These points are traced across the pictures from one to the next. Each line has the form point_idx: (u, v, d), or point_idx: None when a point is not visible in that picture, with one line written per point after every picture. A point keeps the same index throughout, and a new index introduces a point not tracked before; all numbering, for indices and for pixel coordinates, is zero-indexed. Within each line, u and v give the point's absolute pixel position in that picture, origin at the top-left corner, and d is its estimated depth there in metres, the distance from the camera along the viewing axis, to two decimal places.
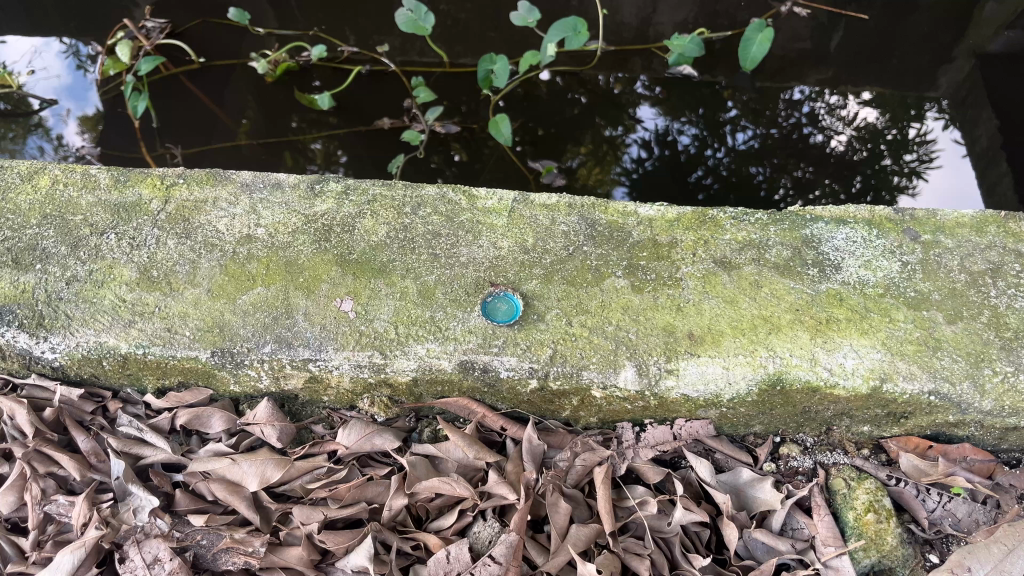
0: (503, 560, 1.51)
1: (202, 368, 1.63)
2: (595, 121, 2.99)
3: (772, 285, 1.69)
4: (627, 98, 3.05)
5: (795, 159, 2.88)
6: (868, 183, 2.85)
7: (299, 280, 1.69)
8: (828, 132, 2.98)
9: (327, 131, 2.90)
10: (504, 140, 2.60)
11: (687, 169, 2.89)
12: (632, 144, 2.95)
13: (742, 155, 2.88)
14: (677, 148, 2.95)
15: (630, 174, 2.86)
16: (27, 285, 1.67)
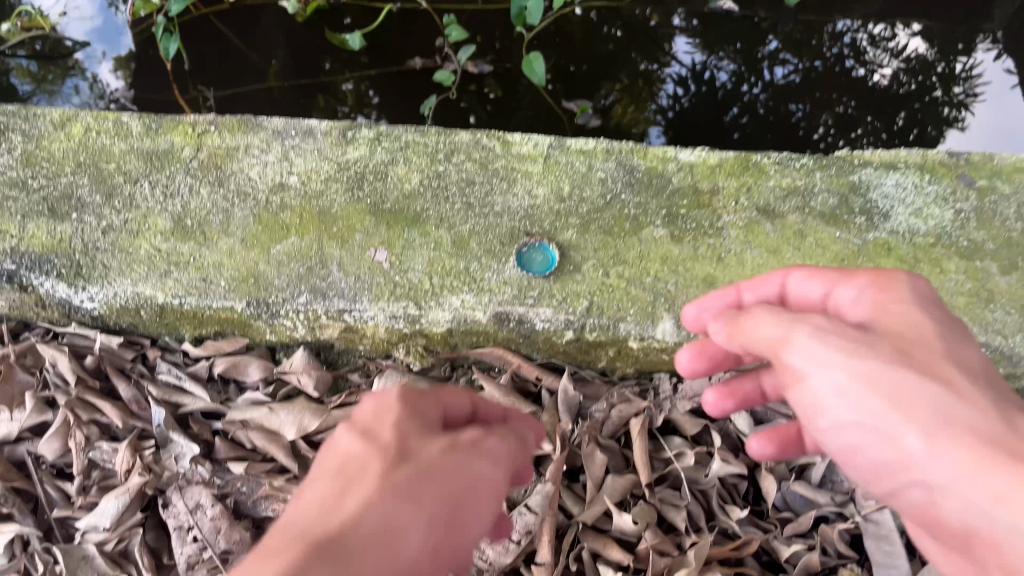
0: (539, 509, 1.54)
1: (238, 319, 1.64)
2: (631, 57, 2.88)
3: (818, 234, 1.64)
4: (663, 32, 2.93)
5: (843, 93, 2.79)
6: (914, 119, 2.79)
7: (332, 229, 1.67)
8: (876, 65, 2.88)
9: (360, 70, 2.85)
10: (537, 80, 2.53)
11: (728, 103, 2.81)
12: (669, 79, 2.87)
13: (783, 90, 2.79)
14: (713, 85, 2.85)
15: (666, 112, 2.79)
16: (64, 234, 1.68)
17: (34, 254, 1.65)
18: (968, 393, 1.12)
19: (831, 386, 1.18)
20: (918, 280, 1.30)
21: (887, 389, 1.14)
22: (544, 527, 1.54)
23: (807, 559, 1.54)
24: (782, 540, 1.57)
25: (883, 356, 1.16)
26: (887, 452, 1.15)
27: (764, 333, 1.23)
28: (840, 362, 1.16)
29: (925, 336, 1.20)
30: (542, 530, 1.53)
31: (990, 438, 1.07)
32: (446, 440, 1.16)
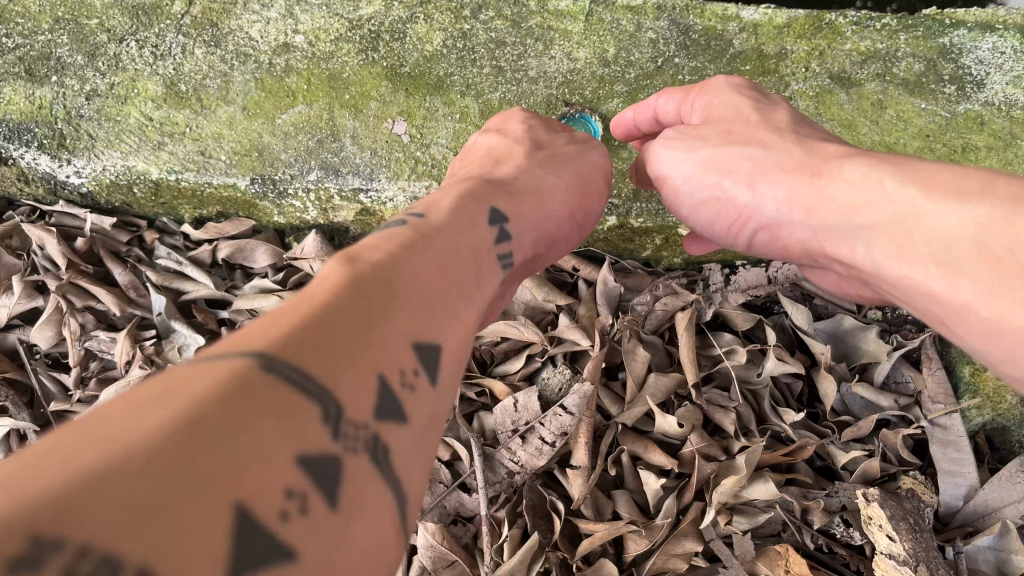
0: (575, 411, 1.40)
1: (241, 198, 1.49)
2: None
3: (899, 106, 1.43)
4: None
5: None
6: None
7: (345, 97, 1.46)
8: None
9: None
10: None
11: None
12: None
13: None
14: None
15: None
16: (43, 100, 1.49)
17: (12, 122, 1.48)
18: (831, 174, 1.00)
19: (773, 208, 1.08)
20: (734, 81, 1.26)
21: (782, 172, 1.06)
22: (581, 429, 1.41)
23: (867, 466, 1.41)
24: (839, 445, 1.45)
25: (748, 149, 1.11)
26: (844, 249, 1.00)
27: (702, 196, 1.17)
28: (757, 189, 1.09)
29: (746, 133, 1.14)
30: (578, 432, 1.41)
31: (820, 176, 1.02)
32: (540, 156, 1.14)
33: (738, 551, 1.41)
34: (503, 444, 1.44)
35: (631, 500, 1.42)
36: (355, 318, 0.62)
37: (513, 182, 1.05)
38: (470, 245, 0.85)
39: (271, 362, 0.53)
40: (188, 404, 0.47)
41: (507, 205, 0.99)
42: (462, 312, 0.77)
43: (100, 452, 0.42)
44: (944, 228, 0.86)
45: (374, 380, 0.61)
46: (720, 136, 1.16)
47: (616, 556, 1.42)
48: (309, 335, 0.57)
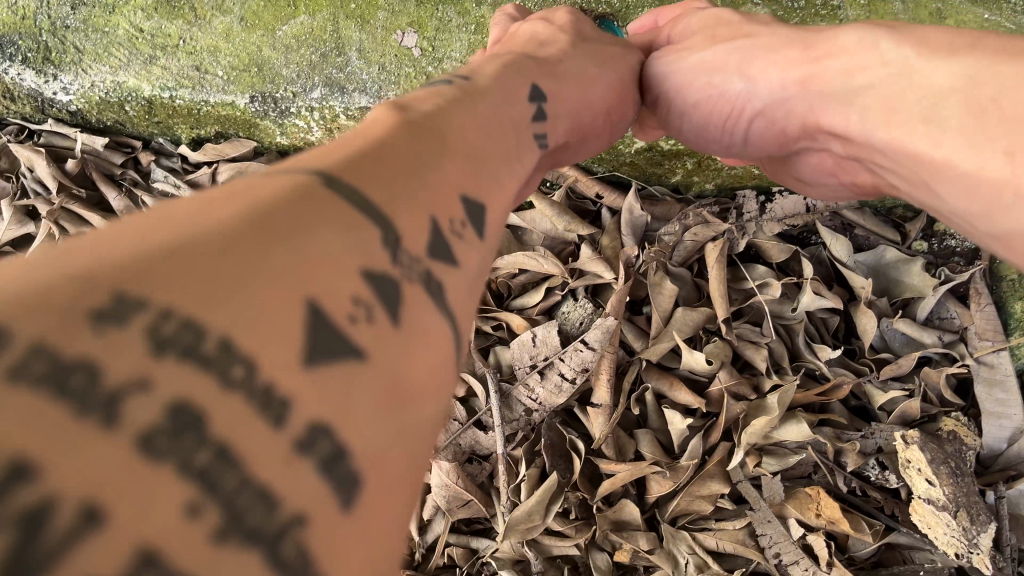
0: (597, 346, 1.31)
1: (241, 118, 1.38)
2: None
3: (960, 16, 1.29)
4: None
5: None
6: None
7: (349, 6, 1.31)
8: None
9: None
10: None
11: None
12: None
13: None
14: None
15: None
16: (26, 7, 1.36)
17: None
18: (824, 49, 0.92)
19: (763, 94, 0.99)
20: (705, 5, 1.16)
21: (777, 59, 0.97)
22: (603, 365, 1.33)
23: (906, 407, 1.33)
24: (877, 384, 1.36)
25: (731, 43, 1.02)
26: (837, 121, 0.91)
27: (696, 99, 1.07)
28: (748, 73, 0.99)
29: (728, 33, 1.04)
30: (600, 368, 1.33)
31: (813, 50, 0.93)
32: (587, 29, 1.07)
33: (767, 493, 1.34)
34: (520, 380, 1.36)
35: (654, 439, 1.35)
36: (400, 159, 0.52)
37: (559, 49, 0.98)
38: (516, 104, 0.77)
39: (325, 178, 0.46)
40: (240, 204, 0.41)
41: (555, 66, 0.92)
42: (510, 166, 0.68)
43: (137, 238, 0.36)
44: (928, 83, 0.80)
45: (427, 219, 0.51)
46: (699, 49, 1.06)
47: (638, 496, 1.36)
48: (358, 152, 0.51)
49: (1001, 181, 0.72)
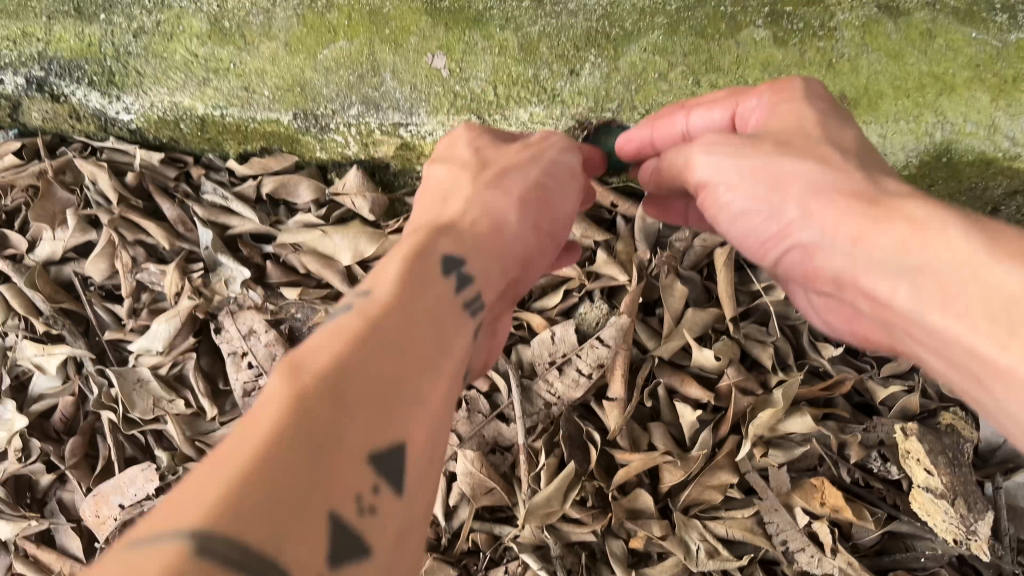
0: (613, 342, 1.42)
1: (285, 133, 1.52)
2: None
3: (949, 35, 1.38)
4: None
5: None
6: None
7: (384, 32, 1.46)
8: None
9: None
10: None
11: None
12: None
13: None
14: None
15: None
16: (92, 37, 1.51)
17: (63, 60, 1.52)
18: (912, 211, 0.83)
19: (819, 235, 0.92)
20: (814, 82, 1.11)
21: (837, 209, 0.89)
22: (617, 361, 1.42)
23: (905, 402, 1.41)
24: (878, 380, 1.45)
25: (802, 162, 0.94)
26: (850, 268, 0.89)
27: (739, 208, 1.01)
28: (811, 213, 0.92)
29: (798, 125, 1.01)
30: (615, 364, 1.42)
31: (883, 206, 0.86)
32: (552, 150, 1.10)
33: (774, 484, 1.41)
34: (540, 375, 1.46)
35: (667, 432, 1.44)
36: (299, 462, 0.56)
37: (509, 176, 1.02)
38: (426, 295, 0.80)
39: (201, 543, 0.49)
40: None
41: (501, 212, 0.98)
42: (441, 359, 0.76)
43: None
44: (997, 286, 0.73)
45: (327, 521, 0.56)
46: (736, 148, 0.99)
47: (651, 486, 1.44)
48: (284, 454, 0.56)
49: (971, 351, 0.75)
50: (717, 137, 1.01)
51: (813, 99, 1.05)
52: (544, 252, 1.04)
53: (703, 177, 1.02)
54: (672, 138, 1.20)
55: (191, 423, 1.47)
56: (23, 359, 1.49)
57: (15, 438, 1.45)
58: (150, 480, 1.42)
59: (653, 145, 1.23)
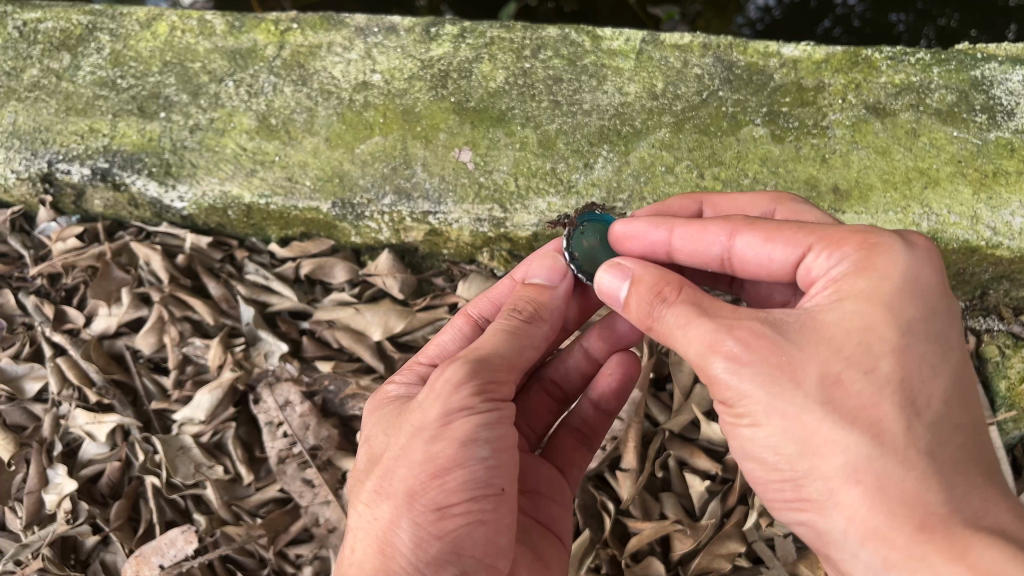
0: (626, 416, 1.54)
1: (323, 220, 1.63)
2: None
3: (932, 134, 1.52)
4: None
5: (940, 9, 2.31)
6: None
7: (416, 128, 1.62)
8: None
9: None
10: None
11: (822, 12, 2.37)
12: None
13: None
14: None
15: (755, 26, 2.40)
16: (153, 133, 1.68)
17: (125, 153, 1.67)
18: (975, 558, 0.89)
19: (835, 527, 0.98)
20: (919, 257, 1.01)
21: (870, 523, 0.95)
22: (629, 434, 1.53)
23: None
24: None
25: (851, 433, 0.94)
26: (862, 569, 0.98)
27: (758, 451, 1.02)
28: (836, 499, 0.97)
29: (866, 342, 0.96)
30: (627, 437, 1.53)
31: (930, 536, 0.92)
32: (416, 411, 1.06)
33: (780, 553, 1.48)
34: None
35: (677, 502, 1.51)
36: None
37: (378, 487, 1.07)
38: None
39: None
40: None
41: (390, 531, 1.03)
42: None
43: None
44: None
45: None
46: (771, 383, 0.96)
47: (663, 555, 1.49)
48: None
49: None
50: (747, 360, 0.97)
51: (894, 299, 0.98)
52: (460, 511, 1.02)
53: (728, 396, 1.01)
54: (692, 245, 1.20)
55: (228, 487, 1.56)
56: (75, 427, 1.60)
57: (66, 500, 1.54)
58: (189, 541, 1.49)
59: (669, 246, 1.24)
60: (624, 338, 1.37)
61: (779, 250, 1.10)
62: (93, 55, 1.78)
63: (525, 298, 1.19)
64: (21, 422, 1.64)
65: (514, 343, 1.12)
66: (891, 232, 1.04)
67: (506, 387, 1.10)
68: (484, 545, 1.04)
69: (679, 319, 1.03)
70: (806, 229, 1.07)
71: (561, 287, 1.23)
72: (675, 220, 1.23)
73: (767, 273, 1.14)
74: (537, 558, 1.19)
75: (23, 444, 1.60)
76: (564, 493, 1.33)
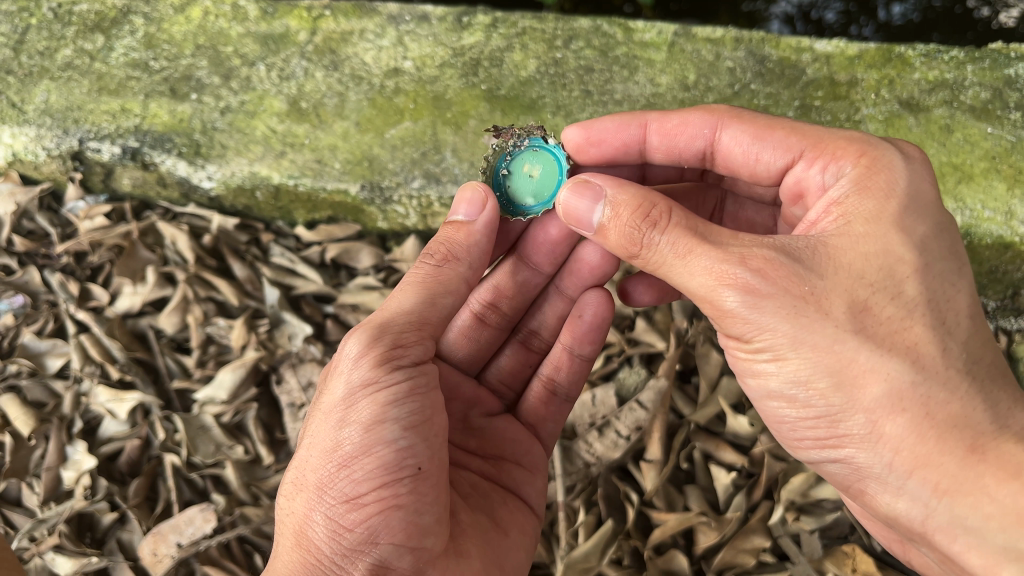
0: (651, 406, 1.51)
1: (351, 203, 1.64)
2: None
3: (966, 129, 1.52)
4: None
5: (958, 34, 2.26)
6: None
7: (447, 114, 1.62)
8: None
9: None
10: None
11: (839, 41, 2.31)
12: (774, 19, 2.34)
13: (897, 35, 2.28)
14: (822, 26, 2.31)
15: None
16: (183, 114, 1.69)
17: (155, 133, 1.67)
18: None
19: (878, 462, 1.00)
20: (917, 170, 1.07)
21: (915, 453, 0.97)
22: (655, 424, 1.51)
23: None
24: None
25: (890, 358, 0.97)
26: (907, 504, 1.00)
27: (783, 390, 1.04)
28: (879, 432, 0.98)
29: (888, 266, 0.99)
30: (653, 427, 1.50)
31: (983, 458, 0.95)
32: (327, 396, 1.04)
33: (806, 548, 1.43)
34: (581, 436, 1.52)
35: (702, 496, 1.48)
36: None
37: (294, 479, 1.04)
38: None
39: None
40: None
41: (305, 524, 1.00)
42: None
43: None
44: None
45: None
46: (795, 314, 0.98)
47: (686, 548, 1.45)
48: None
49: None
50: (766, 293, 0.98)
51: (903, 214, 1.02)
52: (369, 500, 0.97)
53: (746, 329, 1.02)
54: (669, 143, 1.29)
55: (248, 468, 1.54)
56: (95, 404, 1.59)
57: (85, 477, 1.53)
58: (208, 520, 1.47)
59: (641, 143, 1.31)
60: (596, 274, 1.35)
61: (766, 149, 1.20)
62: (126, 37, 1.79)
63: (441, 239, 1.14)
64: (42, 399, 1.62)
65: (424, 298, 1.07)
66: (888, 145, 1.09)
67: (424, 351, 1.06)
68: (406, 532, 0.98)
69: (677, 248, 1.02)
70: (797, 135, 1.17)
71: (480, 220, 1.14)
72: (645, 116, 1.29)
73: (750, 167, 1.24)
74: (493, 525, 1.16)
75: (44, 420, 1.59)
76: (537, 460, 1.32)
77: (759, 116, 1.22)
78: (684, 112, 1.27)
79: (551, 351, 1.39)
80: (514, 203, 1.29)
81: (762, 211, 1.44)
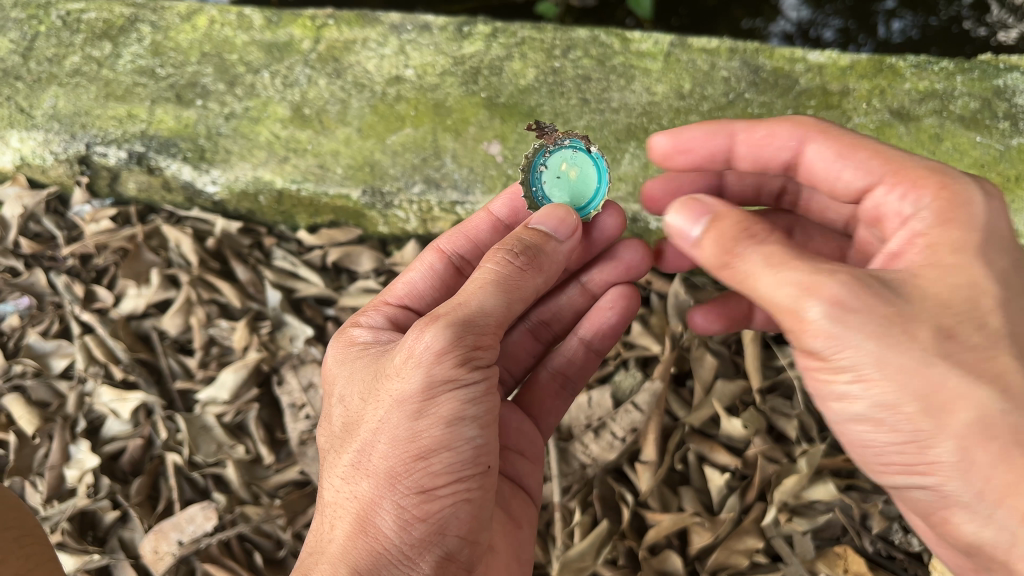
0: (646, 408, 1.53)
1: (353, 207, 1.66)
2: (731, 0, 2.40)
3: (955, 138, 1.55)
4: None
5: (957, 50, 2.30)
6: None
7: (447, 121, 1.66)
8: (1002, 19, 2.28)
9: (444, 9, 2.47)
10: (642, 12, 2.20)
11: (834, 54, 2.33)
12: (773, 37, 2.37)
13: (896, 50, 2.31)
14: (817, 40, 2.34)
15: None
16: (189, 120, 1.72)
17: (161, 138, 1.70)
18: None
19: (967, 493, 0.94)
20: (996, 207, 1.03)
21: (1005, 483, 0.91)
22: (649, 426, 1.53)
23: None
24: None
25: (980, 385, 0.91)
26: (995, 533, 0.95)
27: (866, 415, 0.98)
28: (969, 461, 0.92)
29: (973, 297, 0.95)
30: (648, 429, 1.52)
31: None
32: (394, 384, 1.04)
33: (799, 550, 1.45)
34: (577, 437, 1.54)
35: (696, 496, 1.50)
36: None
37: (357, 463, 1.05)
38: None
39: None
40: None
41: (371, 510, 1.02)
42: None
43: None
44: None
45: None
46: (883, 334, 0.92)
47: (680, 548, 1.48)
48: None
49: None
50: (853, 310, 0.93)
51: (983, 245, 0.98)
52: (445, 493, 1.00)
53: (831, 351, 0.95)
54: (754, 156, 1.30)
55: (249, 468, 1.57)
56: (99, 404, 1.61)
57: (88, 475, 1.55)
58: (209, 518, 1.49)
59: (728, 152, 1.32)
60: (623, 274, 1.41)
61: (848, 168, 1.17)
62: (134, 45, 1.83)
63: (527, 242, 1.14)
64: (46, 399, 1.65)
65: (503, 301, 1.08)
66: (968, 180, 1.05)
67: (493, 350, 1.08)
68: (469, 524, 1.03)
69: (765, 262, 0.96)
70: (880, 159, 1.13)
71: (566, 242, 1.19)
72: (732, 126, 1.30)
73: (830, 185, 1.21)
74: (510, 520, 1.20)
75: (47, 419, 1.61)
76: (536, 451, 1.33)
77: (845, 134, 1.19)
78: (771, 125, 1.26)
79: (567, 344, 1.40)
80: (548, 197, 1.37)
81: (829, 245, 1.43)
